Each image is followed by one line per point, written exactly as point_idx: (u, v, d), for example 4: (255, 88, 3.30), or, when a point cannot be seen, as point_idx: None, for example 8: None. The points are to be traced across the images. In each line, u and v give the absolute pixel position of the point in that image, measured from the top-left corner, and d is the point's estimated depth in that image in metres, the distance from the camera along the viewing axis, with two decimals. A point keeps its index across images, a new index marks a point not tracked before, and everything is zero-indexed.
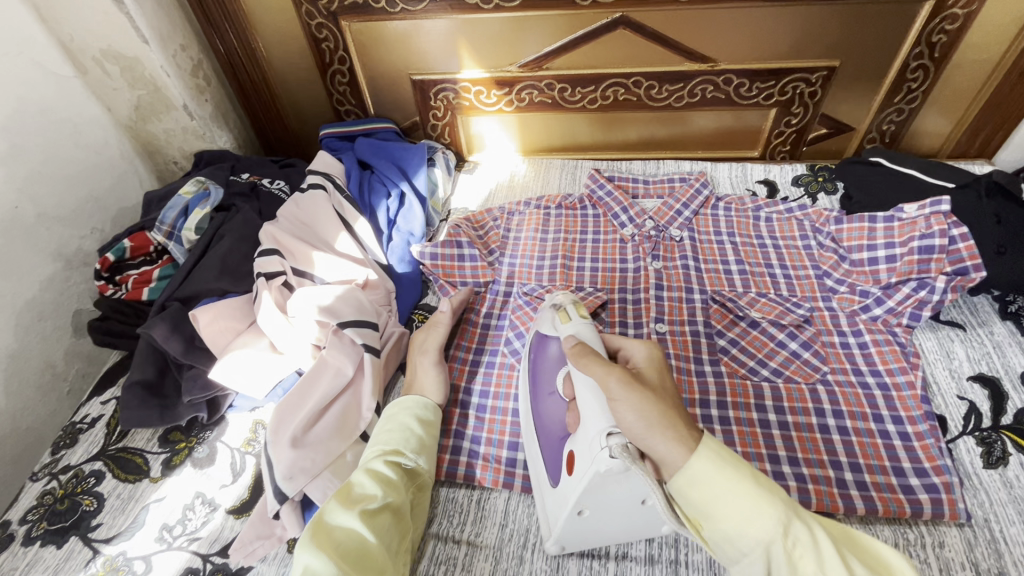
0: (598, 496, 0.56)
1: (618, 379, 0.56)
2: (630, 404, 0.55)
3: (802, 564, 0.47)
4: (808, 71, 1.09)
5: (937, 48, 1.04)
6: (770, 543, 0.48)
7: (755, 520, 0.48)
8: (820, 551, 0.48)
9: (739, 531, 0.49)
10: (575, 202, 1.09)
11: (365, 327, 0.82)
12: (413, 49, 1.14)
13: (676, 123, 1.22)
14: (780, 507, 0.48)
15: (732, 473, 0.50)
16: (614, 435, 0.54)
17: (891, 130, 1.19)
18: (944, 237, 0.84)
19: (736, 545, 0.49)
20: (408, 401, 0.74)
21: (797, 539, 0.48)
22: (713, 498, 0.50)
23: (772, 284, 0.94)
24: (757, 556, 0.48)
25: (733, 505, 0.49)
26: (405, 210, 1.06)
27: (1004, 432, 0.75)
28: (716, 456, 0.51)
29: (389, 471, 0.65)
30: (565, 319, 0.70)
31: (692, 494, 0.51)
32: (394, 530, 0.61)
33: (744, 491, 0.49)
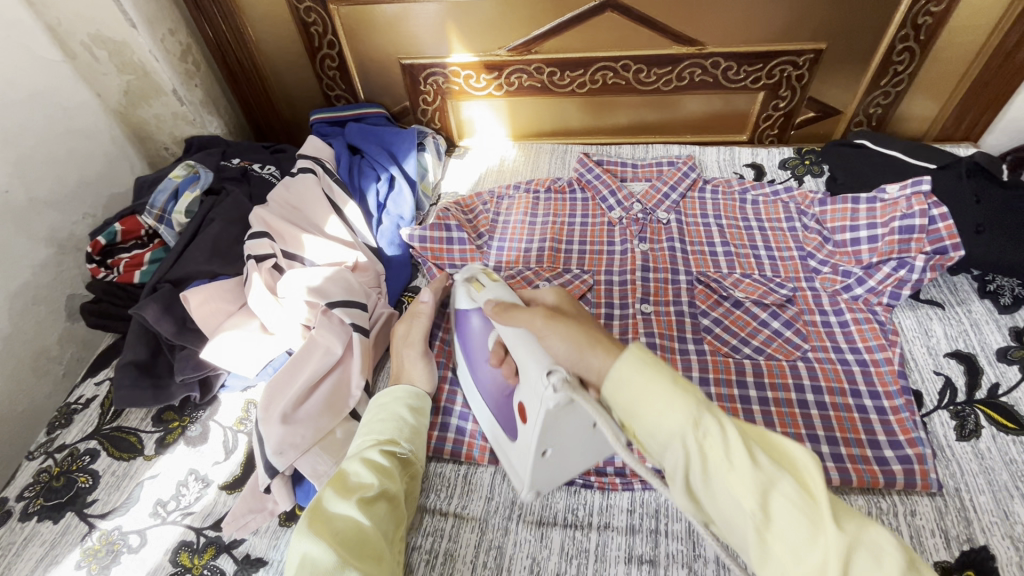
0: (554, 435, 0.59)
1: (542, 316, 0.61)
2: (558, 335, 0.59)
3: (711, 453, 0.46)
4: (795, 54, 1.10)
5: (922, 31, 1.05)
6: (681, 436, 0.47)
7: (668, 412, 0.48)
8: (728, 440, 0.46)
9: (656, 424, 0.49)
10: (564, 185, 1.09)
11: (354, 307, 0.83)
12: (402, 33, 1.14)
13: (666, 107, 1.23)
14: (692, 402, 0.48)
15: (652, 374, 0.50)
16: (557, 372, 0.55)
17: (878, 114, 1.19)
18: (924, 217, 0.85)
19: (657, 438, 0.49)
20: (400, 391, 0.74)
21: (707, 430, 0.47)
22: (634, 398, 0.51)
23: (756, 264, 0.96)
24: (675, 448, 0.47)
25: (649, 399, 0.49)
26: (395, 194, 1.07)
27: (978, 406, 0.76)
28: (640, 360, 0.52)
29: (383, 458, 0.65)
30: (479, 288, 0.73)
31: (619, 396, 0.52)
32: (389, 517, 0.61)
33: (659, 388, 0.49)
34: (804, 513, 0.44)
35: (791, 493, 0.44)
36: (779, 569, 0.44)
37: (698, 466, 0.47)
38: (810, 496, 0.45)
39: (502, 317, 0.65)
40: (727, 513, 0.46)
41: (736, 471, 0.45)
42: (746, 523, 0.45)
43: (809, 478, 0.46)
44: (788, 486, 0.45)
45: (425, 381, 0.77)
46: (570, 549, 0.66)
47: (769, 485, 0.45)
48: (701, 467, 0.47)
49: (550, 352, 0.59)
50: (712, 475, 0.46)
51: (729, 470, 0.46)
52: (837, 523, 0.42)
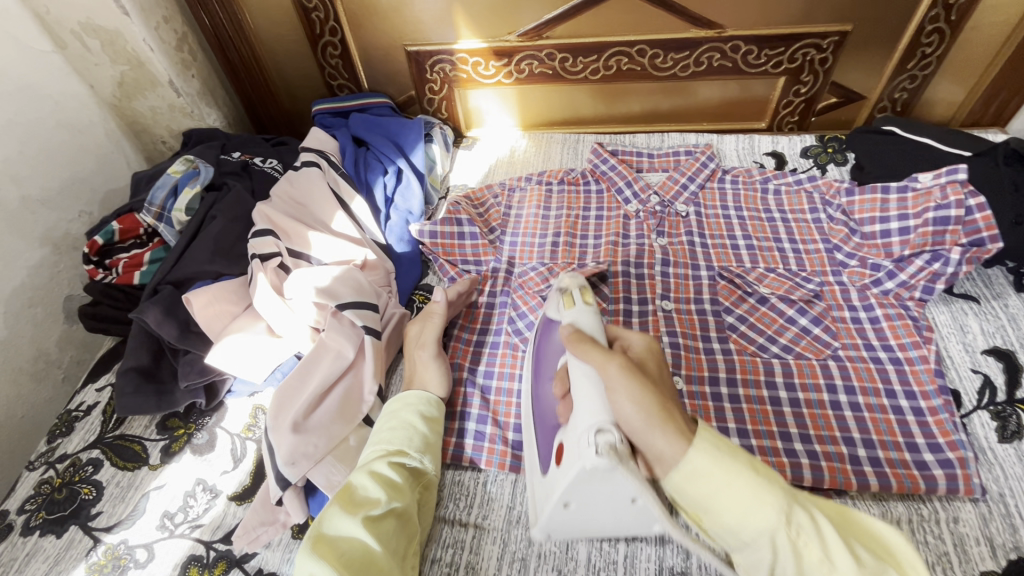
0: (583, 491, 0.54)
1: (618, 365, 0.56)
2: (627, 394, 0.53)
3: (808, 554, 0.46)
4: (819, 37, 1.05)
5: (953, 11, 1.00)
6: (773, 535, 0.47)
7: (757, 511, 0.47)
8: (824, 539, 0.47)
9: (742, 522, 0.47)
10: (578, 176, 1.06)
11: (365, 308, 0.79)
12: (407, 19, 1.10)
13: (681, 94, 1.18)
14: (779, 497, 0.47)
15: (733, 465, 0.48)
16: (604, 432, 0.51)
17: (903, 99, 1.15)
18: (960, 207, 0.81)
19: (741, 536, 0.48)
20: (411, 396, 0.70)
21: (800, 527, 0.47)
22: (713, 492, 0.48)
23: (780, 258, 0.92)
24: (760, 546, 0.47)
25: (734, 496, 0.48)
26: (403, 187, 1.03)
27: (1019, 406, 0.73)
28: (713, 448, 0.49)
29: (394, 471, 0.62)
30: (570, 304, 0.67)
31: (692, 489, 0.49)
32: (399, 533, 0.59)
33: (744, 484, 0.48)
34: None
35: None
36: None
37: (792, 566, 0.46)
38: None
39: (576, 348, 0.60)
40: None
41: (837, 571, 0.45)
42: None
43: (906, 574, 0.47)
44: None
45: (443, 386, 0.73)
46: (597, 561, 0.63)
47: None
48: (796, 567, 0.46)
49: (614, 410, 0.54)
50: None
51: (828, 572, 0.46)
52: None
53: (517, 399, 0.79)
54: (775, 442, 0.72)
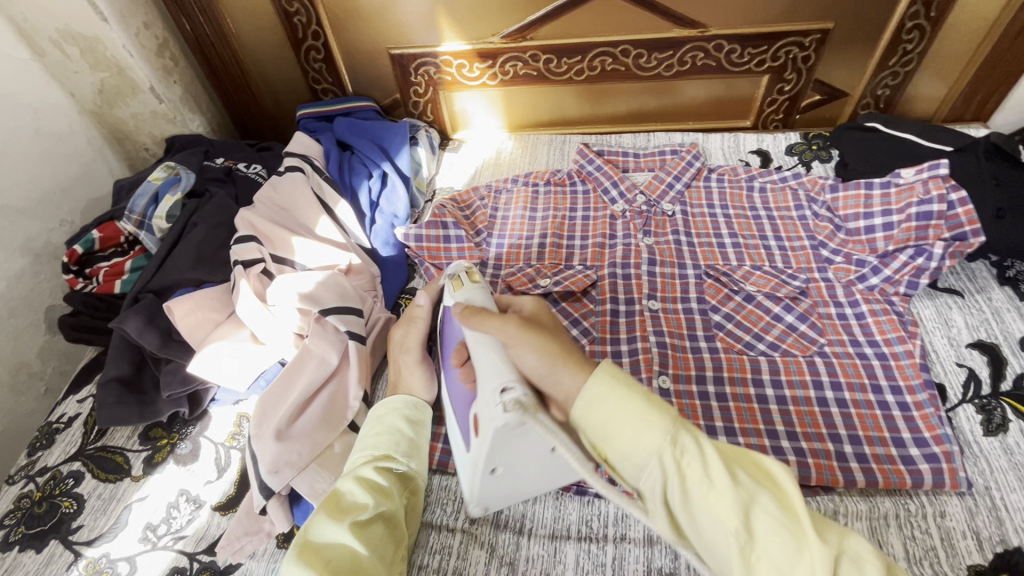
0: (501, 454, 0.55)
1: (515, 325, 0.58)
2: (528, 346, 0.56)
3: (691, 473, 0.47)
4: (801, 35, 1.06)
5: (933, 7, 1.01)
6: (659, 456, 0.48)
7: (643, 432, 0.48)
8: (707, 461, 0.47)
9: (632, 444, 0.49)
10: (564, 177, 1.05)
11: (349, 314, 0.79)
12: (390, 22, 1.09)
13: (667, 94, 1.18)
14: (665, 418, 0.49)
15: (624, 393, 0.50)
16: (509, 390, 0.52)
17: (886, 95, 1.15)
18: (942, 202, 0.81)
19: (634, 461, 0.49)
20: (396, 401, 0.68)
21: (684, 449, 0.48)
22: (608, 417, 0.50)
23: (766, 256, 0.92)
24: (652, 468, 0.48)
25: (623, 419, 0.49)
26: (388, 191, 1.02)
27: (1004, 399, 0.73)
28: (612, 379, 0.52)
29: (381, 475, 0.61)
30: (457, 286, 0.67)
31: (591, 417, 0.51)
32: (386, 539, 0.58)
33: (634, 407, 0.49)
34: (784, 527, 0.44)
35: (771, 507, 0.45)
36: None
37: (677, 487, 0.47)
38: (788, 511, 0.46)
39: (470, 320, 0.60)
40: (709, 533, 0.46)
41: (716, 488, 0.46)
42: (727, 541, 0.45)
43: (788, 497, 0.46)
44: (768, 500, 0.46)
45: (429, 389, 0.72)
46: (585, 563, 0.63)
47: (749, 501, 0.45)
48: (680, 488, 0.47)
49: (518, 365, 0.56)
50: (687, 491, 0.47)
51: (708, 488, 0.46)
52: (817, 534, 0.44)
53: None
54: (762, 439, 0.72)
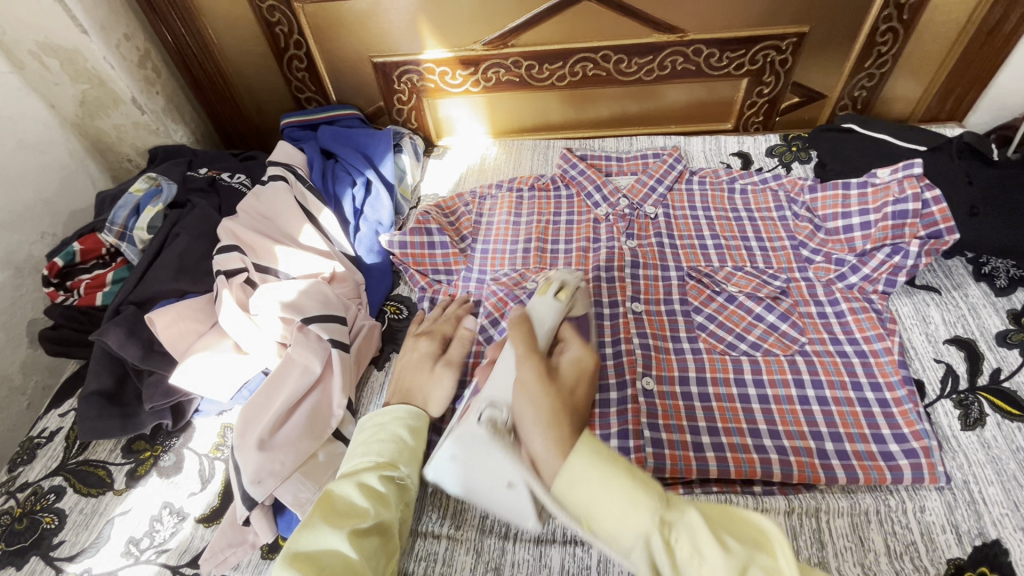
0: (463, 449, 0.57)
1: (532, 371, 0.56)
2: (526, 399, 0.53)
3: (681, 550, 0.43)
4: (778, 39, 1.07)
5: (905, 10, 1.03)
6: (647, 539, 0.43)
7: (629, 515, 0.44)
8: (698, 537, 0.43)
9: (618, 526, 0.44)
10: (548, 182, 1.06)
11: (332, 322, 0.79)
12: (373, 30, 1.10)
13: (649, 97, 1.20)
14: (650, 494, 0.45)
15: (604, 468, 0.46)
16: (493, 406, 0.57)
17: (863, 96, 1.17)
18: (917, 201, 0.83)
19: (619, 544, 0.45)
20: (400, 409, 0.68)
21: (673, 527, 0.44)
22: (591, 499, 0.46)
23: (748, 257, 0.93)
24: (638, 552, 0.44)
25: (605, 498, 0.45)
26: (372, 199, 1.03)
27: (981, 394, 0.74)
28: (591, 454, 0.47)
29: (380, 482, 0.60)
30: (542, 291, 0.69)
31: (572, 498, 0.46)
32: (381, 550, 0.55)
33: (618, 485, 0.45)
34: None
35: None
36: None
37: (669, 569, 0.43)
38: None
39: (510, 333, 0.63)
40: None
41: (710, 566, 0.41)
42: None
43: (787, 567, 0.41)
44: (764, 567, 0.41)
45: (414, 394, 0.72)
46: (570, 567, 0.63)
47: (746, 567, 0.41)
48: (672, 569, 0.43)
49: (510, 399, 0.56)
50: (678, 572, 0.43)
51: (701, 565, 0.42)
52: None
53: None
54: (744, 439, 0.72)
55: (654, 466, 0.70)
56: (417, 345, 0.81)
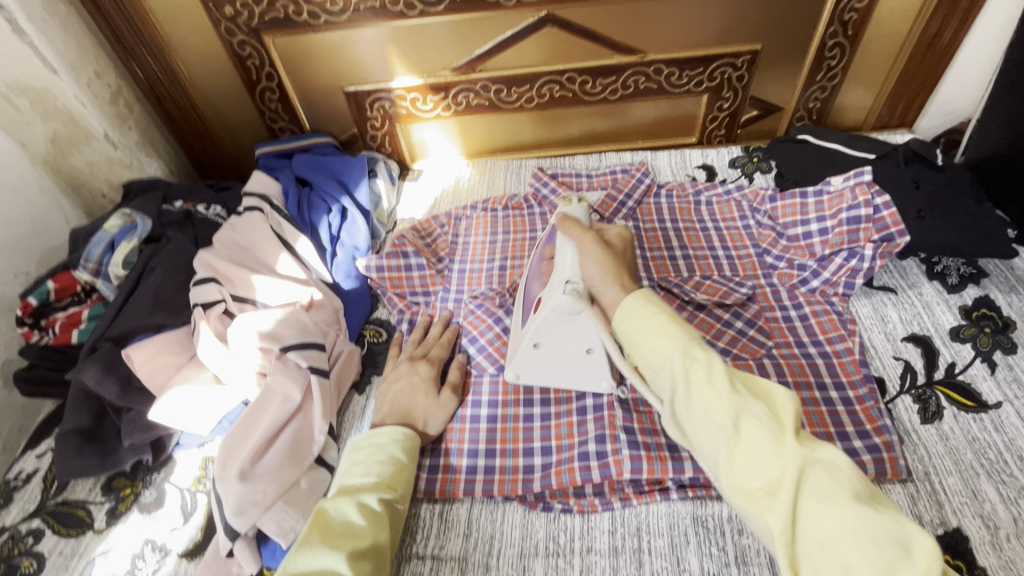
0: (548, 331, 0.71)
1: (591, 239, 0.71)
2: (593, 259, 0.69)
3: (696, 378, 0.54)
4: (733, 56, 1.12)
5: (849, 26, 1.09)
6: (675, 364, 0.56)
7: (664, 342, 0.57)
8: (715, 373, 0.54)
9: (653, 351, 0.58)
10: (521, 201, 1.10)
11: (310, 348, 0.80)
12: (344, 60, 1.12)
13: (617, 115, 1.24)
14: (686, 334, 0.57)
15: (655, 310, 0.60)
16: (571, 282, 0.69)
17: (817, 108, 1.23)
18: (868, 206, 0.88)
19: (653, 365, 0.58)
20: (396, 433, 0.69)
21: (695, 361, 0.55)
22: (639, 330, 0.60)
23: (715, 266, 0.97)
24: (664, 371, 0.57)
25: (649, 329, 0.59)
26: (348, 224, 1.04)
27: (938, 388, 0.78)
28: (648, 301, 0.62)
29: (377, 503, 0.62)
30: (568, 203, 0.79)
31: (626, 330, 0.62)
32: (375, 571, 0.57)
33: (661, 324, 0.59)
34: (768, 433, 0.50)
35: (762, 417, 0.51)
36: (741, 478, 0.50)
37: (683, 390, 0.55)
38: (778, 419, 0.51)
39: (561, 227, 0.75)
40: (705, 435, 0.53)
41: (715, 391, 0.53)
42: (719, 437, 0.52)
43: (781, 411, 0.51)
44: (758, 411, 0.51)
45: (396, 417, 0.74)
46: None
47: (743, 407, 0.51)
48: (685, 389, 0.55)
49: (581, 269, 0.70)
50: (691, 392, 0.54)
51: (709, 392, 0.53)
52: (797, 438, 0.49)
53: (470, 424, 0.79)
54: None
55: (631, 467, 0.69)
56: (398, 367, 0.82)
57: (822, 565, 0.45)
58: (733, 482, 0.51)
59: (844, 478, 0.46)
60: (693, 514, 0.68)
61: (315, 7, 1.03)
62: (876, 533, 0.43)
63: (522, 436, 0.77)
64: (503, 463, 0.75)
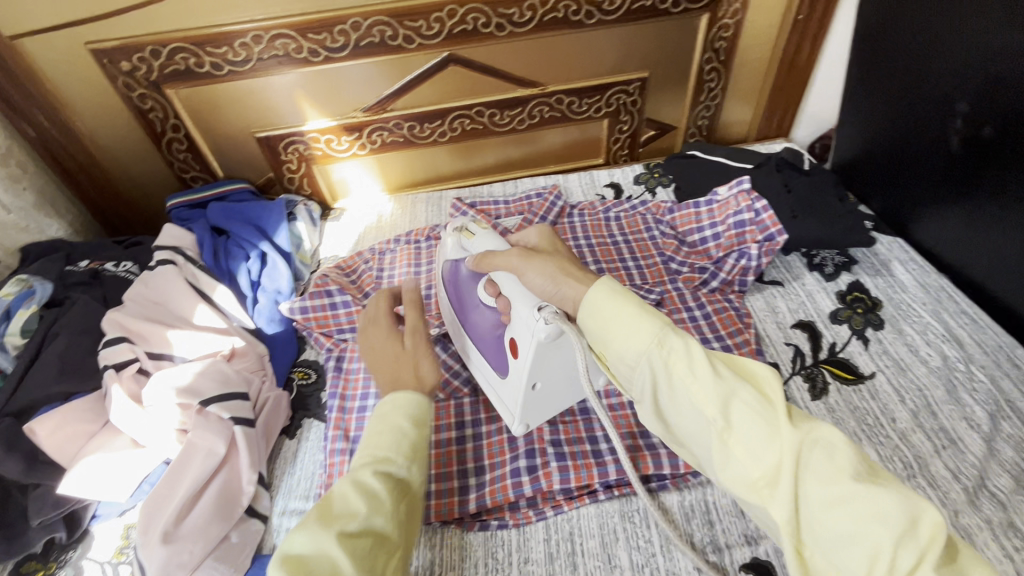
0: (544, 368, 0.69)
1: (518, 255, 0.70)
2: (534, 270, 0.68)
3: (676, 368, 0.51)
4: (624, 84, 1.23)
5: (721, 53, 1.22)
6: (649, 356, 0.53)
7: (635, 333, 0.53)
8: (693, 359, 0.51)
9: (625, 346, 0.54)
10: (442, 231, 1.14)
11: (232, 399, 0.79)
12: (253, 107, 1.13)
13: (528, 142, 1.31)
14: (659, 324, 0.53)
15: (623, 300, 0.56)
16: (546, 308, 0.63)
17: (706, 124, 1.36)
18: (750, 211, 0.99)
19: (627, 361, 0.54)
20: (401, 397, 0.58)
21: (672, 350, 0.52)
22: (607, 322, 0.56)
23: (626, 275, 1.04)
24: (641, 366, 0.53)
25: (620, 322, 0.55)
26: (269, 269, 1.04)
27: (824, 366, 0.88)
28: (610, 289, 0.58)
29: (377, 478, 0.52)
30: (470, 235, 0.79)
31: (595, 325, 0.58)
32: (375, 552, 0.49)
33: (631, 313, 0.55)
34: (762, 417, 0.47)
35: (752, 402, 0.48)
36: (738, 472, 0.47)
37: (664, 383, 0.52)
38: (768, 400, 0.49)
39: (486, 262, 0.74)
40: (694, 426, 0.50)
41: (699, 380, 0.50)
42: (709, 430, 0.49)
43: (772, 393, 0.49)
44: (747, 396, 0.49)
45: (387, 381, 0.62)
46: None
47: (731, 394, 0.49)
48: (667, 381, 0.52)
49: (530, 287, 0.68)
50: (675, 385, 0.51)
51: (692, 381, 0.50)
52: (791, 422, 0.46)
53: None
54: (636, 439, 0.80)
55: (560, 479, 0.75)
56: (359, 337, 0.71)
57: (831, 552, 0.42)
58: (731, 475, 0.48)
59: (843, 458, 0.44)
60: (620, 513, 0.73)
61: (217, 59, 1.05)
62: (882, 515, 0.40)
63: (456, 459, 0.79)
64: (438, 488, 0.76)
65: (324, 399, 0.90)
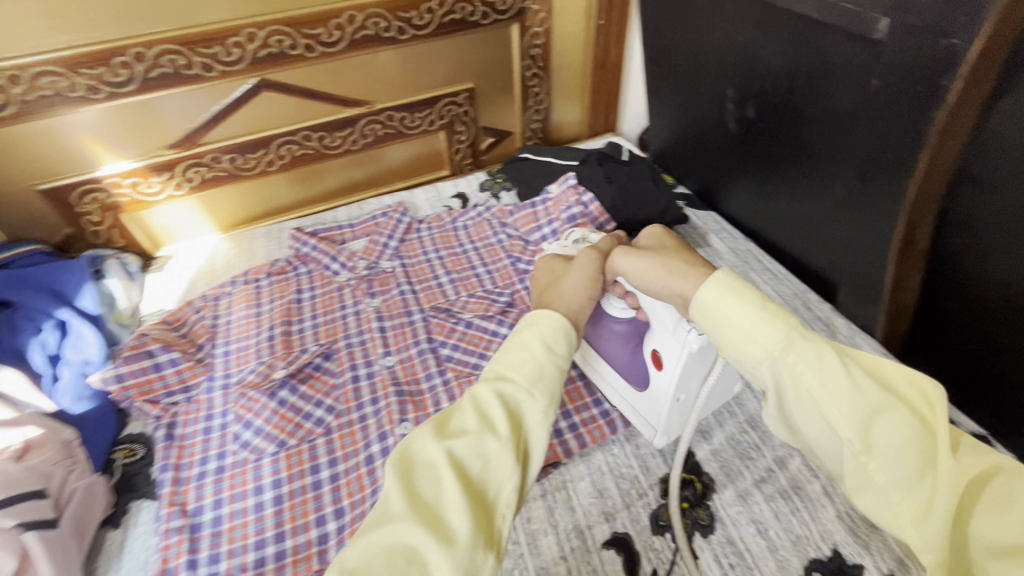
0: (686, 379, 0.70)
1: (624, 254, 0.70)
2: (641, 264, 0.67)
3: (802, 377, 0.52)
4: (452, 95, 1.24)
5: (539, 59, 1.28)
6: (769, 362, 0.53)
7: (757, 336, 0.54)
8: (824, 368, 0.51)
9: (745, 347, 0.55)
10: (283, 265, 1.08)
11: (17, 503, 0.66)
12: (27, 157, 0.98)
13: (369, 162, 1.28)
14: (785, 329, 0.53)
15: (738, 300, 0.56)
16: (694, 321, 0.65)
17: (540, 127, 1.42)
18: (580, 205, 1.05)
19: (745, 364, 0.55)
20: (540, 322, 0.62)
21: (797, 357, 0.52)
22: (721, 322, 0.57)
23: (478, 282, 1.05)
24: (761, 370, 0.54)
25: (738, 324, 0.55)
26: (71, 339, 0.90)
27: None
28: (727, 288, 0.57)
29: (497, 390, 0.55)
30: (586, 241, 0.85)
31: (709, 326, 0.58)
32: (482, 467, 0.50)
33: (751, 314, 0.55)
34: (912, 445, 0.47)
35: (900, 424, 0.48)
36: (875, 494, 0.48)
37: (788, 389, 0.53)
38: (925, 427, 0.48)
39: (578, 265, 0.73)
40: (825, 439, 0.51)
41: (831, 392, 0.50)
42: (844, 449, 0.50)
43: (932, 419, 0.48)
44: (897, 417, 0.48)
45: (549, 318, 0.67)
46: None
47: (876, 410, 0.49)
48: (793, 386, 0.52)
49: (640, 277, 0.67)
50: (802, 396, 0.52)
51: (819, 390, 0.51)
52: (950, 455, 0.46)
53: (254, 515, 0.74)
54: None
55: None
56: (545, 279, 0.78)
57: None
58: (868, 495, 0.49)
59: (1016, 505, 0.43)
60: None
61: None
62: None
63: (312, 507, 0.75)
64: (294, 543, 0.71)
65: (154, 475, 0.81)
